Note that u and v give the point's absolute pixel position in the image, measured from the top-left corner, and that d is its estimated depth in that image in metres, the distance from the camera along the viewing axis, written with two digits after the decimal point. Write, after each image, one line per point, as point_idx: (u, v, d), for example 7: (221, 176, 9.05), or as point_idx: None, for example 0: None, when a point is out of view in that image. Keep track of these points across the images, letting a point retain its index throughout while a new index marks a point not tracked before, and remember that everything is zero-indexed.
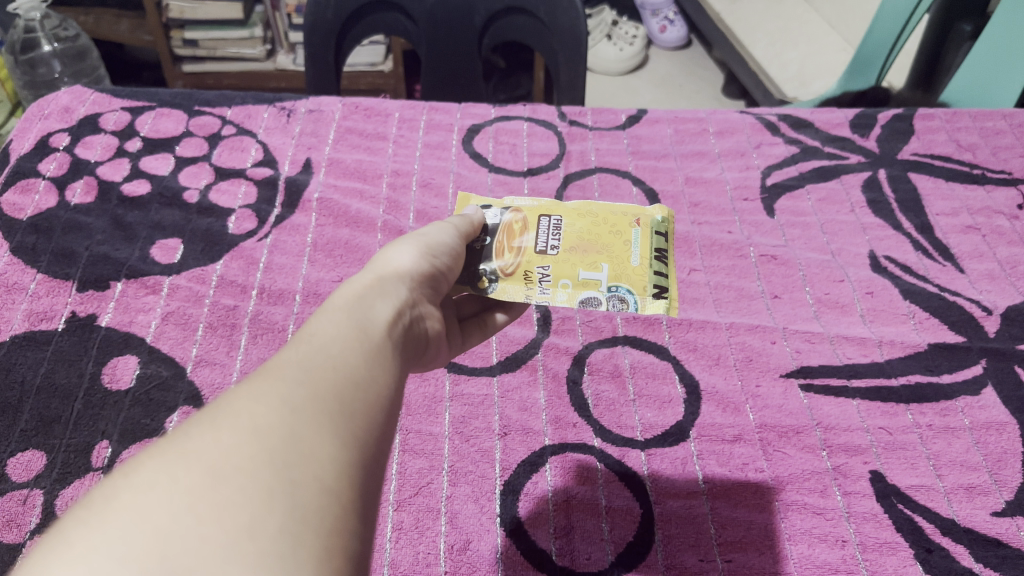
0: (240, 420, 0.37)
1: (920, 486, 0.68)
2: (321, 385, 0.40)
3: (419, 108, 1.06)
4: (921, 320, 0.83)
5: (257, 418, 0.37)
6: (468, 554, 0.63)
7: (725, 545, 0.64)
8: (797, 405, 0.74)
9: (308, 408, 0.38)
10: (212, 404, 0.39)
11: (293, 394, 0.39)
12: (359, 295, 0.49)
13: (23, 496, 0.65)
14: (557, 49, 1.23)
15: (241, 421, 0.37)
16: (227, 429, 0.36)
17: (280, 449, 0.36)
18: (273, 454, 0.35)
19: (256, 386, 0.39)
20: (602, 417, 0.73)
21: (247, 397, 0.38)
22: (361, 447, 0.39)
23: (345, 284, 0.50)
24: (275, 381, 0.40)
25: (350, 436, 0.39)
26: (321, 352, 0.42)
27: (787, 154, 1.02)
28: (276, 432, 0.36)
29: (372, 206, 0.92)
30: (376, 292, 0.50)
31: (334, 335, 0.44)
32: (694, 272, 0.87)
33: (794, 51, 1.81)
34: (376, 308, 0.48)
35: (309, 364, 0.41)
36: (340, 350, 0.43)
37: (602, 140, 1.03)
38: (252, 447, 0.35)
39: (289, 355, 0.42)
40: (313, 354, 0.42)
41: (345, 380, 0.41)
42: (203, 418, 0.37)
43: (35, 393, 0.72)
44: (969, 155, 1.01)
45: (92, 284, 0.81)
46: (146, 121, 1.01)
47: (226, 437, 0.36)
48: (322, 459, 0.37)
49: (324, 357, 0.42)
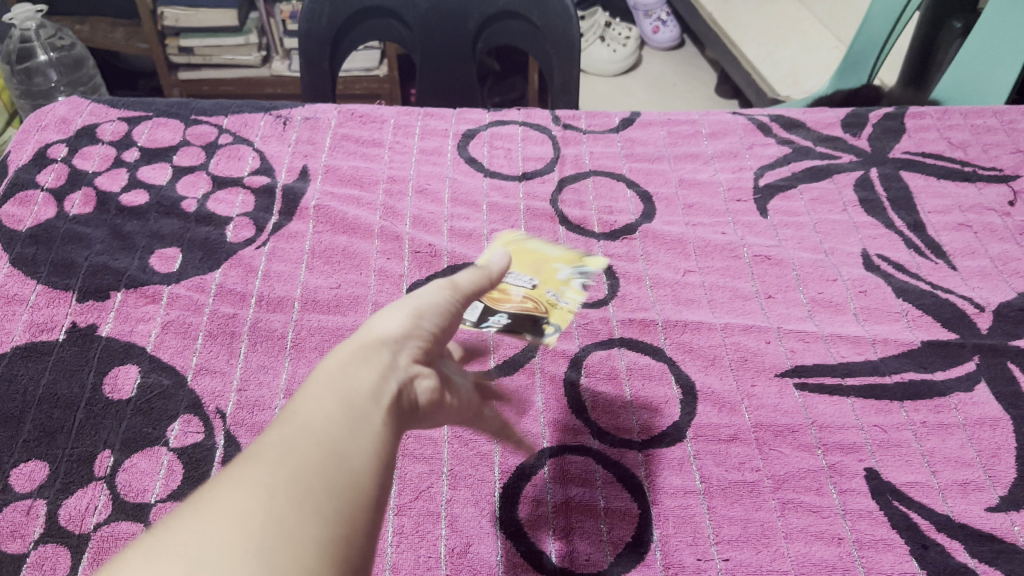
0: (222, 506, 0.36)
1: (915, 482, 0.69)
2: (304, 463, 0.39)
3: (414, 114, 1.06)
4: (914, 318, 0.83)
5: (237, 503, 0.36)
6: (469, 557, 0.63)
7: (723, 544, 0.64)
8: (793, 404, 0.75)
9: (289, 489, 0.38)
10: (199, 492, 0.38)
11: (275, 476, 0.38)
12: (344, 363, 0.47)
13: (27, 506, 0.66)
14: (551, 53, 1.24)
15: (223, 507, 0.36)
16: (209, 516, 0.36)
17: (260, 535, 0.35)
18: (257, 539, 0.35)
19: (237, 471, 0.38)
20: (599, 419, 0.74)
21: (225, 482, 0.38)
22: (351, 520, 0.38)
23: (331, 353, 0.48)
24: (256, 462, 0.39)
25: (336, 510, 0.38)
26: (306, 428, 0.41)
27: (780, 154, 1.02)
28: (257, 517, 0.36)
29: (369, 211, 0.93)
30: (362, 357, 0.47)
31: (317, 409, 0.43)
32: (689, 273, 0.88)
33: (786, 50, 1.82)
34: (365, 375, 0.46)
35: (291, 438, 0.40)
36: (320, 419, 0.42)
37: (596, 143, 1.04)
38: (233, 535, 0.35)
39: (270, 436, 0.41)
40: (298, 431, 0.41)
41: (332, 454, 0.40)
42: (181, 511, 0.37)
43: (37, 404, 0.73)
44: (961, 152, 1.02)
45: (91, 294, 0.82)
46: (143, 131, 1.02)
47: (209, 519, 0.35)
48: (305, 540, 0.36)
49: (308, 433, 0.41)
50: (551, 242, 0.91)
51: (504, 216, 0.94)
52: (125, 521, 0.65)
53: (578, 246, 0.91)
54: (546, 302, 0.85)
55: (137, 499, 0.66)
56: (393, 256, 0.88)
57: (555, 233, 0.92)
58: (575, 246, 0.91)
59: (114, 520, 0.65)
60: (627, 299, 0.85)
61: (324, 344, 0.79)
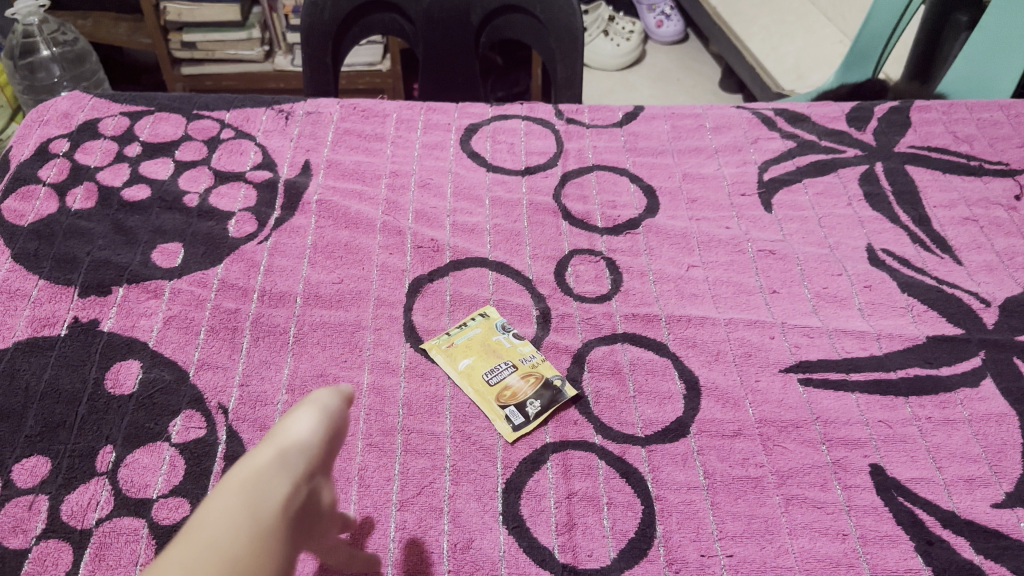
0: None
1: (920, 478, 0.68)
2: None
3: (417, 108, 1.06)
4: (919, 313, 0.83)
5: None
6: (472, 553, 0.63)
7: (726, 540, 0.64)
8: (797, 399, 0.74)
9: None
10: None
11: None
12: (255, 471, 0.47)
13: (29, 502, 0.65)
14: (554, 47, 1.23)
15: None
16: None
17: None
18: None
19: None
20: (602, 414, 0.74)
21: None
22: None
23: (239, 461, 0.48)
24: None
25: None
26: (207, 548, 0.42)
27: (784, 148, 1.02)
28: None
29: (372, 206, 0.93)
30: (273, 464, 0.47)
31: (221, 526, 0.43)
32: (693, 268, 0.87)
33: (790, 44, 1.81)
34: (273, 488, 0.46)
35: (188, 567, 0.41)
36: (224, 546, 0.42)
37: (599, 137, 1.04)
38: None
39: (173, 555, 0.42)
40: (198, 554, 0.42)
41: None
42: None
43: (39, 399, 0.72)
44: (966, 146, 1.02)
45: (93, 289, 0.81)
46: (145, 126, 1.01)
47: None
48: None
49: (208, 557, 0.42)
50: (554, 236, 0.91)
51: (506, 211, 0.93)
52: (127, 517, 0.65)
53: (581, 241, 0.91)
54: (549, 297, 0.84)
55: (139, 494, 0.66)
56: (396, 250, 0.88)
57: (558, 228, 0.92)
58: (578, 241, 0.90)
59: (116, 516, 0.65)
60: (630, 294, 0.85)
61: (326, 339, 0.79)
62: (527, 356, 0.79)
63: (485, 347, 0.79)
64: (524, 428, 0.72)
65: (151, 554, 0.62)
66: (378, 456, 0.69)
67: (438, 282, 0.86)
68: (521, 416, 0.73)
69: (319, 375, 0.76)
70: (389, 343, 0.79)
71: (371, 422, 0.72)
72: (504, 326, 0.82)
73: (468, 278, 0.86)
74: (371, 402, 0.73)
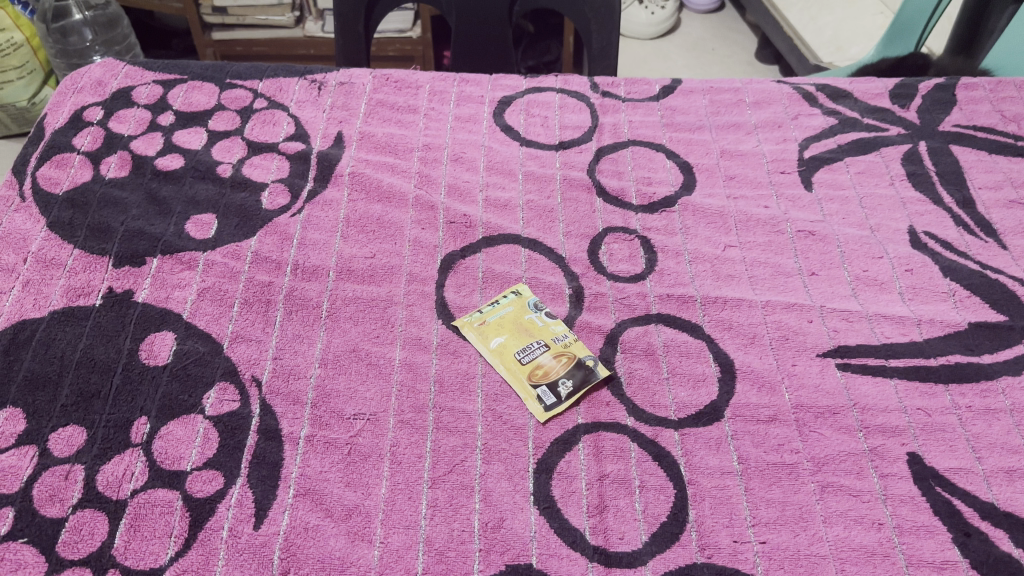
0: None
1: (959, 468, 0.67)
2: None
3: (450, 79, 1.04)
4: (961, 299, 0.81)
5: None
6: (502, 533, 0.63)
7: (760, 526, 0.64)
8: (834, 385, 0.73)
9: None
10: None
11: None
12: None
13: (65, 471, 0.66)
14: (589, 16, 1.21)
15: None
16: None
17: None
18: None
19: None
20: (635, 396, 0.73)
21: None
22: None
23: None
24: None
25: None
26: None
27: (825, 125, 0.99)
28: None
29: (404, 179, 0.92)
30: None
31: None
32: (730, 248, 0.86)
33: (829, 14, 1.77)
34: None
35: None
36: None
37: (635, 111, 1.02)
38: None
39: None
40: None
41: None
42: None
43: (75, 368, 0.73)
44: (1013, 126, 0.99)
45: (127, 260, 0.82)
46: (178, 94, 1.01)
47: None
48: None
49: None
50: (588, 213, 0.90)
51: (540, 186, 0.92)
52: (162, 488, 0.65)
53: (616, 218, 0.89)
54: (582, 276, 0.84)
55: (173, 466, 0.67)
56: (428, 226, 0.87)
57: (592, 205, 0.91)
58: (612, 219, 0.89)
59: (151, 487, 0.65)
60: (666, 273, 0.83)
61: (358, 314, 0.78)
62: (559, 336, 0.78)
63: (517, 326, 0.79)
64: (556, 408, 0.72)
65: (185, 526, 0.63)
66: (410, 433, 0.69)
67: (470, 258, 0.85)
68: (552, 396, 0.72)
69: (351, 350, 0.75)
70: (421, 320, 0.79)
71: (403, 399, 0.72)
72: (537, 305, 0.81)
73: (501, 254, 0.86)
74: (403, 379, 0.73)
